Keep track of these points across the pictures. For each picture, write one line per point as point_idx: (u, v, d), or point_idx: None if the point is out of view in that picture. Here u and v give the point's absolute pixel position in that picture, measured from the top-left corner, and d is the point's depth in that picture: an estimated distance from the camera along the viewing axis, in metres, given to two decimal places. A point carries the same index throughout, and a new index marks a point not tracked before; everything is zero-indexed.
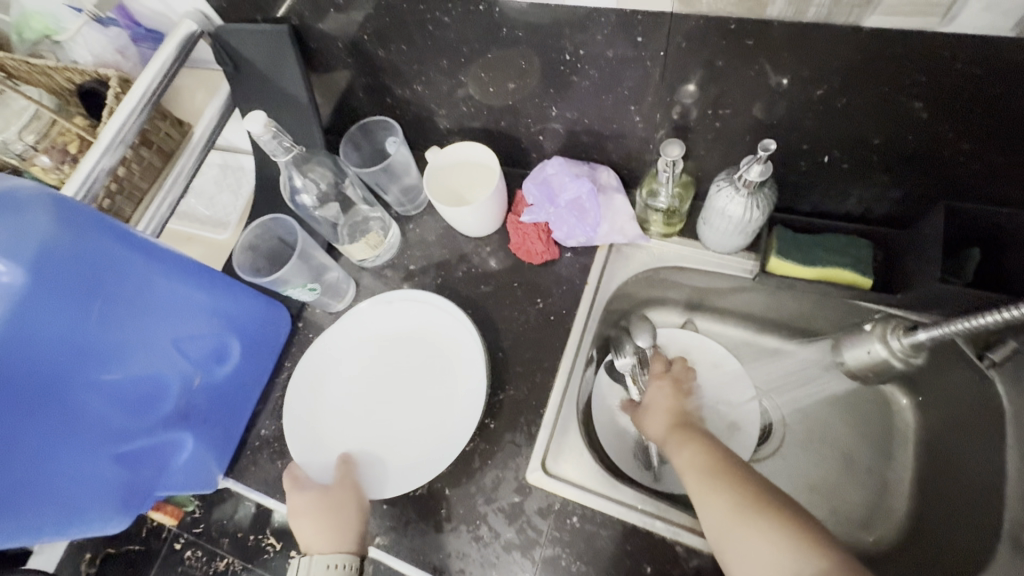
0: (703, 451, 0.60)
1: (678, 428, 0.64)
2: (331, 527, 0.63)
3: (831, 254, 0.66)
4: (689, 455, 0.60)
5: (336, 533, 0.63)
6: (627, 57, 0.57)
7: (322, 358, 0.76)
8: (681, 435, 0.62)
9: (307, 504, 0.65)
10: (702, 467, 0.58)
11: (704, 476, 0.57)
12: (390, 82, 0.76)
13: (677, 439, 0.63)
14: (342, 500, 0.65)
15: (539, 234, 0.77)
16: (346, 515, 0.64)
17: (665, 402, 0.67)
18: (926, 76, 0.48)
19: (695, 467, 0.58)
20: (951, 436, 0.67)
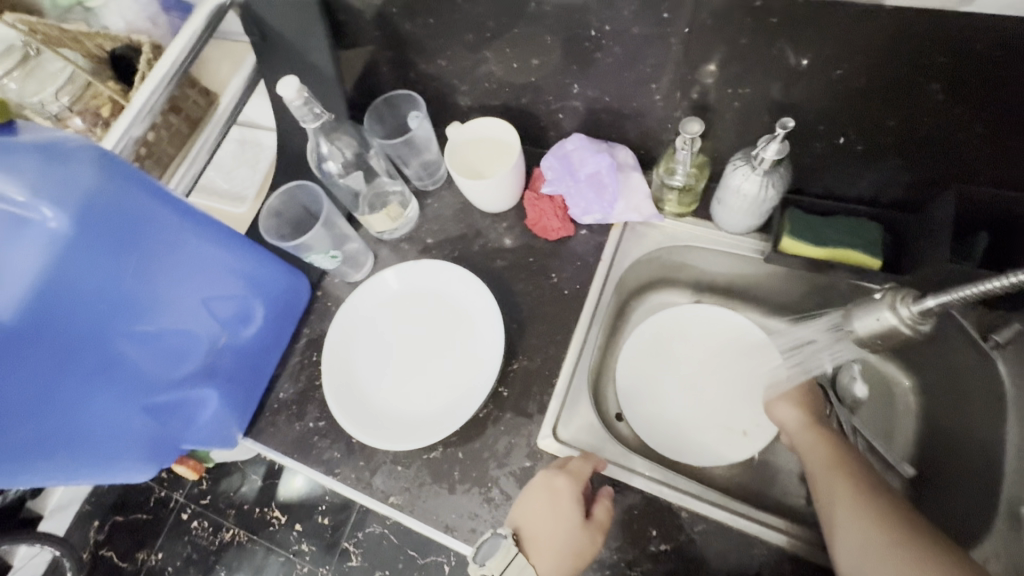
0: (830, 447, 0.60)
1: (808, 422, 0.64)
2: (546, 541, 0.60)
3: (842, 236, 0.68)
4: (823, 449, 0.61)
5: (552, 564, 0.60)
6: (652, 33, 0.59)
7: (350, 319, 0.76)
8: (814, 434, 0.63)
9: (558, 510, 0.61)
10: (834, 462, 0.59)
11: (835, 466, 0.58)
12: (415, 58, 0.77)
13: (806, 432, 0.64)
14: (568, 544, 0.60)
15: (555, 210, 0.79)
16: (567, 557, 0.60)
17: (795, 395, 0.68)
18: (947, 57, 0.50)
19: (828, 465, 0.59)
20: (953, 416, 0.69)
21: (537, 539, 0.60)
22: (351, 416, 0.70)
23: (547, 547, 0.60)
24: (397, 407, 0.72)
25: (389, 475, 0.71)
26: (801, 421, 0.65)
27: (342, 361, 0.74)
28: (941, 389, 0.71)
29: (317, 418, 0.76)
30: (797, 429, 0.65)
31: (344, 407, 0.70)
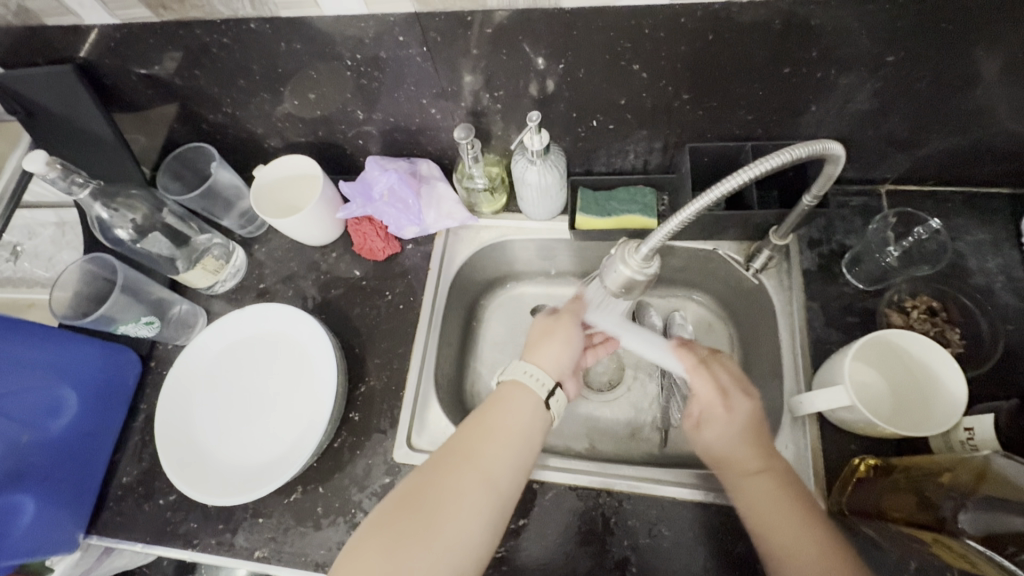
0: (774, 494, 0.56)
1: (743, 438, 0.60)
2: (549, 347, 0.63)
3: (626, 204, 0.76)
4: (772, 494, 0.56)
5: (544, 356, 0.62)
6: (400, 56, 0.64)
7: (182, 386, 0.74)
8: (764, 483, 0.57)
9: (548, 321, 0.65)
10: (790, 510, 0.55)
11: (795, 519, 0.55)
12: (202, 110, 0.77)
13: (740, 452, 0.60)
14: (512, 423, 0.57)
15: (376, 231, 0.81)
16: (552, 350, 0.62)
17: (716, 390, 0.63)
18: (632, 43, 0.59)
19: (789, 523, 0.54)
20: (756, 338, 0.79)
21: (527, 344, 0.64)
22: (194, 481, 0.67)
23: (532, 350, 0.63)
24: (246, 458, 0.70)
25: (251, 530, 0.69)
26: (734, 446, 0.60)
27: (178, 429, 0.71)
28: (743, 318, 0.82)
29: (167, 492, 0.72)
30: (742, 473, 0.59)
31: (185, 475, 0.68)
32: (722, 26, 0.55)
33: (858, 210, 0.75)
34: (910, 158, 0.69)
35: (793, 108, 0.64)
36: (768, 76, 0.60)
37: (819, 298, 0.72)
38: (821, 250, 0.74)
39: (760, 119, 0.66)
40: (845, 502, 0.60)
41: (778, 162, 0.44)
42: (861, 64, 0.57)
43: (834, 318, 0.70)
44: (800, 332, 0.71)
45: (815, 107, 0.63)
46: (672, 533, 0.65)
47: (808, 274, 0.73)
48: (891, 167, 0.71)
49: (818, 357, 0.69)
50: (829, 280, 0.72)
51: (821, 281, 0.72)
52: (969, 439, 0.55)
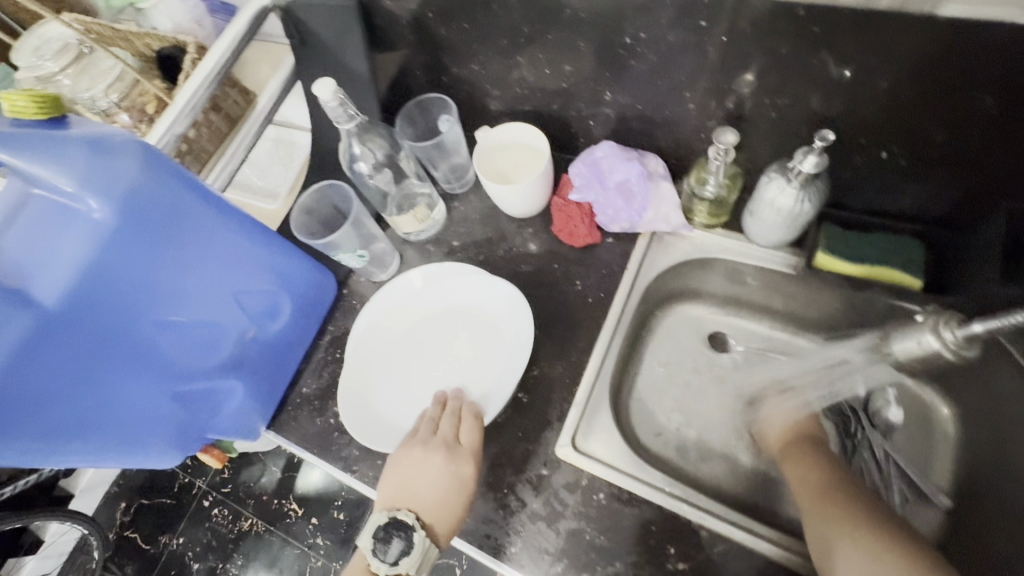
0: (811, 461, 0.67)
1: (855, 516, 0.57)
2: (432, 470, 0.64)
3: (882, 255, 0.67)
4: (799, 466, 0.67)
5: (424, 476, 0.64)
6: (687, 41, 0.58)
7: (374, 329, 0.78)
8: (799, 455, 0.69)
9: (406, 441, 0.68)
10: (813, 468, 0.66)
11: (811, 476, 0.65)
12: (449, 63, 0.78)
13: (847, 527, 0.57)
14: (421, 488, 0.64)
15: (583, 216, 0.78)
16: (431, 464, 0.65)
17: (822, 478, 0.64)
18: (999, 72, 0.48)
19: (808, 479, 0.65)
20: (1004, 448, 0.66)
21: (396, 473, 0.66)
22: (365, 427, 0.72)
23: (425, 505, 0.63)
24: (415, 416, 0.74)
25: None
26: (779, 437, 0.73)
27: (362, 368, 0.76)
28: (984, 419, 0.70)
29: (337, 414, 0.76)
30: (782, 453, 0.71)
31: (359, 416, 0.73)
32: None
33: None
34: None
35: None
36: None
37: None
38: None
39: None
40: None
41: None
42: None
43: None
44: None
45: None
46: None
47: None
48: None
49: None
50: None
51: None
52: None
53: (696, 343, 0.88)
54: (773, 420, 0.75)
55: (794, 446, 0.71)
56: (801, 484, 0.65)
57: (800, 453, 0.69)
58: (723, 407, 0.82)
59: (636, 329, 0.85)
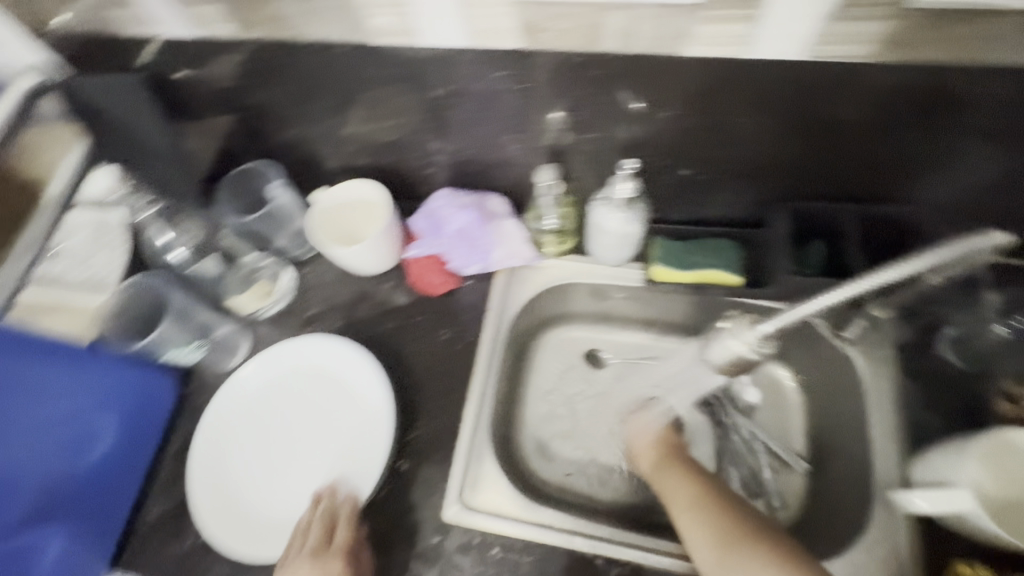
0: (681, 475, 0.66)
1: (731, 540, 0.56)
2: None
3: (706, 258, 0.71)
4: (672, 479, 0.66)
5: None
6: (491, 90, 0.60)
7: (227, 414, 0.71)
8: (668, 469, 0.68)
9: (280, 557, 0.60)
10: (683, 479, 0.65)
11: (684, 491, 0.64)
12: (269, 128, 0.74)
13: (730, 555, 0.55)
14: None
15: (435, 266, 0.77)
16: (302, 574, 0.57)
17: (695, 495, 0.62)
18: (746, 97, 0.55)
19: (680, 496, 0.64)
20: (835, 409, 0.75)
21: None
22: (237, 538, 0.63)
23: None
24: (283, 506, 0.66)
25: None
26: (648, 455, 0.71)
27: (216, 460, 0.68)
28: (818, 385, 0.78)
29: (193, 534, 0.66)
30: (651, 471, 0.70)
31: (225, 528, 0.64)
32: (845, 87, 0.52)
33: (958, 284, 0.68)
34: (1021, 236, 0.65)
35: (904, 174, 0.60)
36: (886, 141, 0.56)
37: (917, 376, 0.66)
38: (917, 324, 0.69)
39: (873, 182, 0.62)
40: None
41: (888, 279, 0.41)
42: (999, 137, 0.53)
43: (934, 402, 0.64)
44: (892, 413, 0.65)
45: (936, 174, 0.58)
46: None
47: (901, 348, 0.68)
48: None
49: (912, 443, 0.63)
50: (923, 356, 0.67)
51: (919, 355, 0.67)
52: None
53: (575, 365, 0.90)
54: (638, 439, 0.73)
55: (666, 462, 0.69)
56: (678, 507, 0.63)
57: (671, 469, 0.67)
58: (607, 423, 0.85)
59: (514, 363, 0.86)
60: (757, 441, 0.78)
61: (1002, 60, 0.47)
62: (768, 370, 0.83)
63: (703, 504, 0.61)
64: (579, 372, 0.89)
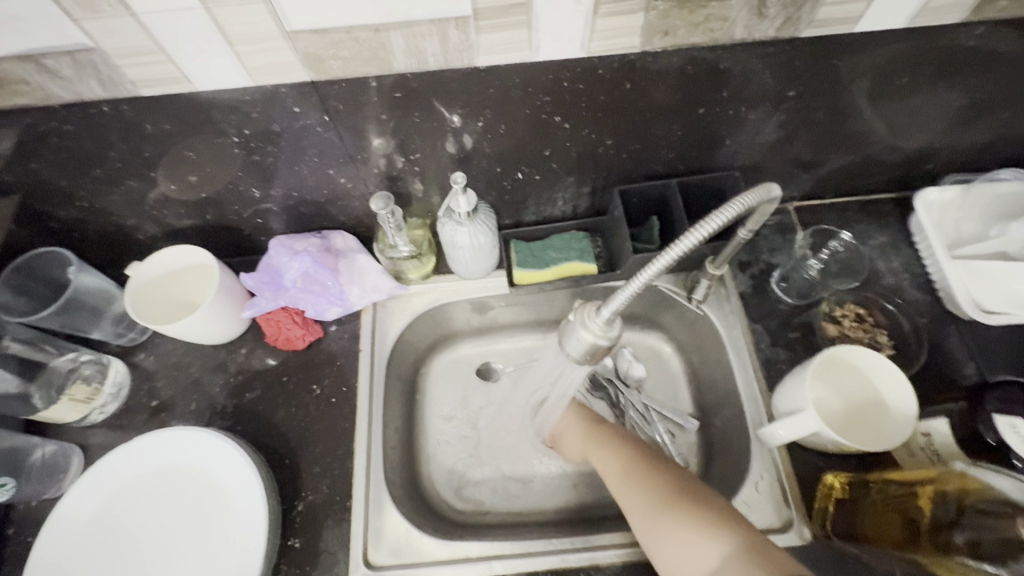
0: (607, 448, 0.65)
1: (662, 502, 0.54)
2: None
3: (562, 254, 0.73)
4: (601, 453, 0.66)
5: None
6: (298, 127, 0.56)
7: (61, 547, 0.58)
8: (596, 445, 0.67)
9: None
10: (611, 448, 0.65)
11: (614, 460, 0.63)
12: (48, 207, 0.63)
13: (661, 516, 0.53)
14: None
15: (291, 318, 0.70)
16: None
17: (626, 467, 0.61)
18: (552, 96, 0.56)
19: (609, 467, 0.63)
20: (704, 363, 0.80)
21: None
22: None
23: None
24: None
25: None
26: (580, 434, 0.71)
27: None
28: (688, 345, 0.83)
29: None
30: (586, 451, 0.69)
31: None
32: (633, 75, 0.55)
33: (775, 229, 0.78)
34: (811, 178, 0.75)
35: (707, 145, 0.65)
36: (684, 116, 0.61)
37: (761, 318, 0.73)
38: (752, 272, 0.76)
39: (683, 156, 0.67)
40: (829, 526, 0.59)
41: (707, 234, 0.44)
42: (767, 99, 0.60)
43: (778, 339, 0.72)
44: (749, 357, 0.71)
45: (730, 139, 0.65)
46: None
47: (745, 296, 0.75)
48: (796, 186, 0.76)
49: (769, 380, 0.70)
50: (763, 299, 0.74)
51: (760, 299, 0.74)
52: (930, 444, 0.60)
53: (470, 381, 0.88)
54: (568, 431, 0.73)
55: (595, 438, 0.68)
56: (613, 481, 0.61)
57: (600, 446, 0.66)
58: (509, 432, 0.84)
59: (405, 395, 0.82)
60: (648, 410, 0.82)
61: (751, 37, 0.52)
62: (647, 339, 0.87)
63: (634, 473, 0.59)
64: (475, 386, 0.87)
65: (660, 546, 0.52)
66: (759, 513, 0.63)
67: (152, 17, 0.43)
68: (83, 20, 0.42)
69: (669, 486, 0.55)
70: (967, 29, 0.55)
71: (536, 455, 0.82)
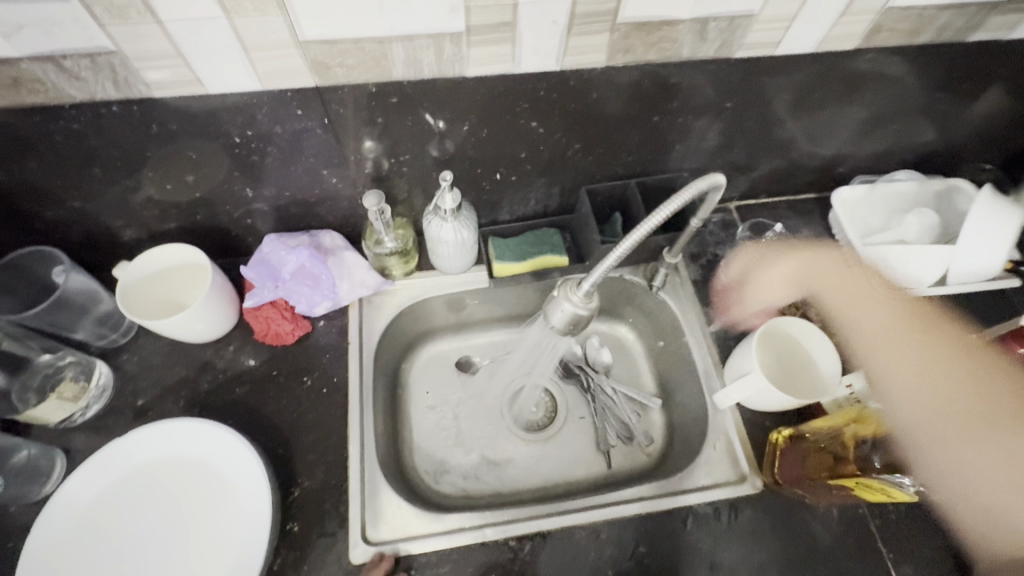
0: (879, 306, 0.74)
1: (966, 384, 0.63)
2: None
3: (535, 248, 0.81)
4: (860, 312, 0.74)
5: None
6: (297, 129, 0.60)
7: (62, 540, 0.59)
8: (835, 296, 0.76)
9: None
10: (886, 303, 0.75)
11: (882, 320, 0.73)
12: (35, 207, 0.64)
13: (942, 446, 0.59)
14: None
15: (280, 313, 0.74)
16: None
17: (917, 349, 0.68)
18: (529, 104, 0.64)
19: (846, 327, 0.74)
20: (664, 347, 0.89)
21: None
22: None
23: None
24: None
25: None
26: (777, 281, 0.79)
27: None
28: (649, 332, 0.92)
29: None
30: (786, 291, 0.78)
31: None
32: (598, 87, 0.64)
33: (719, 225, 0.89)
34: (747, 180, 0.86)
35: (661, 149, 0.75)
36: (641, 124, 0.70)
37: (711, 302, 0.83)
38: (702, 262, 0.86)
39: (640, 160, 0.77)
40: (777, 474, 0.69)
41: (662, 219, 0.52)
42: (710, 109, 0.70)
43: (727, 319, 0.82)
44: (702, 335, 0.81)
45: (680, 145, 0.75)
46: (648, 548, 0.67)
47: (697, 283, 0.85)
48: (735, 187, 0.88)
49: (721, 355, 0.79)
50: (712, 286, 0.84)
51: (710, 286, 0.84)
52: (852, 394, 0.68)
53: (449, 375, 0.91)
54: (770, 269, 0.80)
55: (839, 287, 0.77)
56: (872, 347, 0.70)
57: (852, 292, 0.76)
58: (486, 422, 0.87)
59: (389, 389, 0.86)
60: (617, 393, 0.88)
61: (695, 56, 0.63)
62: (613, 328, 0.95)
63: (891, 329, 0.72)
64: (453, 378, 0.91)
65: (937, 464, 0.58)
66: (716, 469, 0.72)
67: (176, 24, 0.48)
68: (111, 25, 0.47)
69: (972, 363, 0.64)
70: (863, 55, 0.67)
71: (513, 443, 0.86)
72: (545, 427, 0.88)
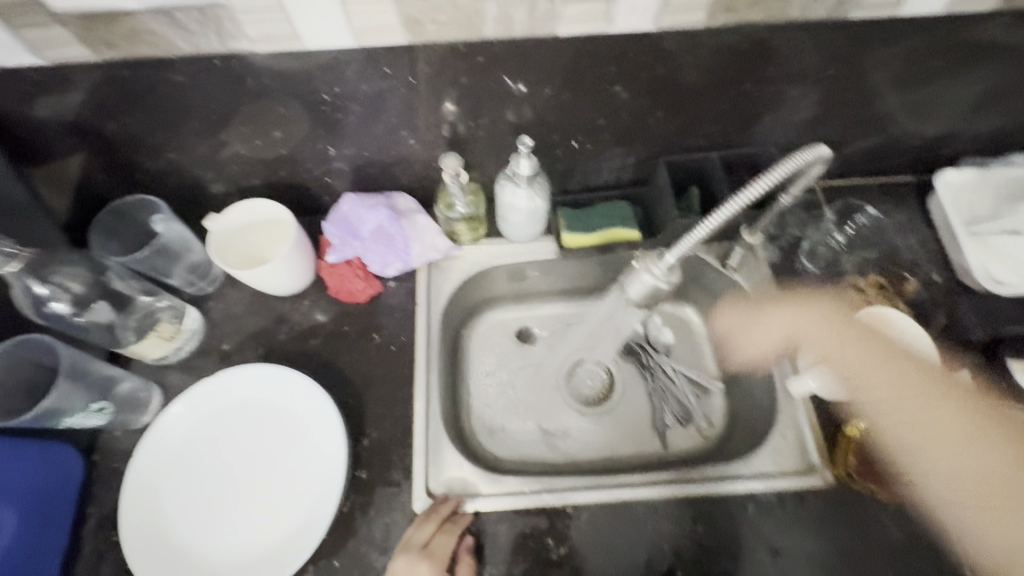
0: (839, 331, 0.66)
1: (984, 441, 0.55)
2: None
3: (606, 220, 0.79)
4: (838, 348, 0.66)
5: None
6: (382, 87, 0.61)
7: (161, 464, 0.65)
8: (780, 321, 0.71)
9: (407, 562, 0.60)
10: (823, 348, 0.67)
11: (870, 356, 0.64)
12: (138, 158, 0.68)
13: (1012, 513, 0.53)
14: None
15: (355, 273, 0.77)
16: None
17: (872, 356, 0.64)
18: (616, 67, 0.62)
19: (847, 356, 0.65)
20: None
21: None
22: None
23: None
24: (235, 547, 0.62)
25: None
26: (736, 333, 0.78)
27: (152, 514, 0.62)
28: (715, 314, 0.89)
29: None
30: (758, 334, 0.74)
31: None
32: (690, 50, 0.60)
33: (802, 206, 0.84)
34: (838, 157, 0.80)
35: (749, 121, 0.71)
36: (731, 92, 0.66)
37: (788, 287, 0.79)
38: (781, 244, 0.82)
39: (724, 132, 0.73)
40: (851, 466, 0.66)
41: (753, 197, 0.50)
42: (808, 77, 0.65)
43: None
44: None
45: (770, 116, 0.71)
46: (705, 528, 0.66)
47: (773, 266, 0.81)
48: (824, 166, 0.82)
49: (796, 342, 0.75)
50: (790, 269, 0.80)
51: (787, 270, 0.80)
52: None
53: (508, 344, 0.92)
54: (750, 328, 0.74)
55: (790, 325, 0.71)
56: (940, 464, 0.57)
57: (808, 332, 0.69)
58: (543, 392, 0.88)
59: (449, 353, 0.87)
60: (677, 373, 0.87)
61: (802, 17, 0.58)
62: (677, 309, 0.93)
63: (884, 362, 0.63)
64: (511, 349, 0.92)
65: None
66: (783, 459, 0.69)
67: None
68: None
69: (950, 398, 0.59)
70: (992, 19, 0.60)
71: (569, 414, 0.87)
72: (602, 402, 0.87)
